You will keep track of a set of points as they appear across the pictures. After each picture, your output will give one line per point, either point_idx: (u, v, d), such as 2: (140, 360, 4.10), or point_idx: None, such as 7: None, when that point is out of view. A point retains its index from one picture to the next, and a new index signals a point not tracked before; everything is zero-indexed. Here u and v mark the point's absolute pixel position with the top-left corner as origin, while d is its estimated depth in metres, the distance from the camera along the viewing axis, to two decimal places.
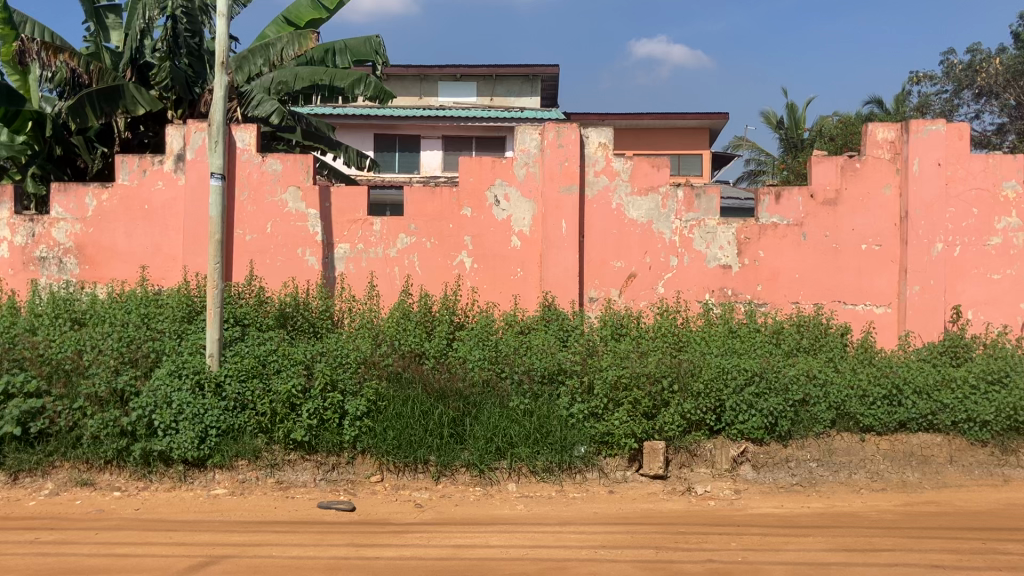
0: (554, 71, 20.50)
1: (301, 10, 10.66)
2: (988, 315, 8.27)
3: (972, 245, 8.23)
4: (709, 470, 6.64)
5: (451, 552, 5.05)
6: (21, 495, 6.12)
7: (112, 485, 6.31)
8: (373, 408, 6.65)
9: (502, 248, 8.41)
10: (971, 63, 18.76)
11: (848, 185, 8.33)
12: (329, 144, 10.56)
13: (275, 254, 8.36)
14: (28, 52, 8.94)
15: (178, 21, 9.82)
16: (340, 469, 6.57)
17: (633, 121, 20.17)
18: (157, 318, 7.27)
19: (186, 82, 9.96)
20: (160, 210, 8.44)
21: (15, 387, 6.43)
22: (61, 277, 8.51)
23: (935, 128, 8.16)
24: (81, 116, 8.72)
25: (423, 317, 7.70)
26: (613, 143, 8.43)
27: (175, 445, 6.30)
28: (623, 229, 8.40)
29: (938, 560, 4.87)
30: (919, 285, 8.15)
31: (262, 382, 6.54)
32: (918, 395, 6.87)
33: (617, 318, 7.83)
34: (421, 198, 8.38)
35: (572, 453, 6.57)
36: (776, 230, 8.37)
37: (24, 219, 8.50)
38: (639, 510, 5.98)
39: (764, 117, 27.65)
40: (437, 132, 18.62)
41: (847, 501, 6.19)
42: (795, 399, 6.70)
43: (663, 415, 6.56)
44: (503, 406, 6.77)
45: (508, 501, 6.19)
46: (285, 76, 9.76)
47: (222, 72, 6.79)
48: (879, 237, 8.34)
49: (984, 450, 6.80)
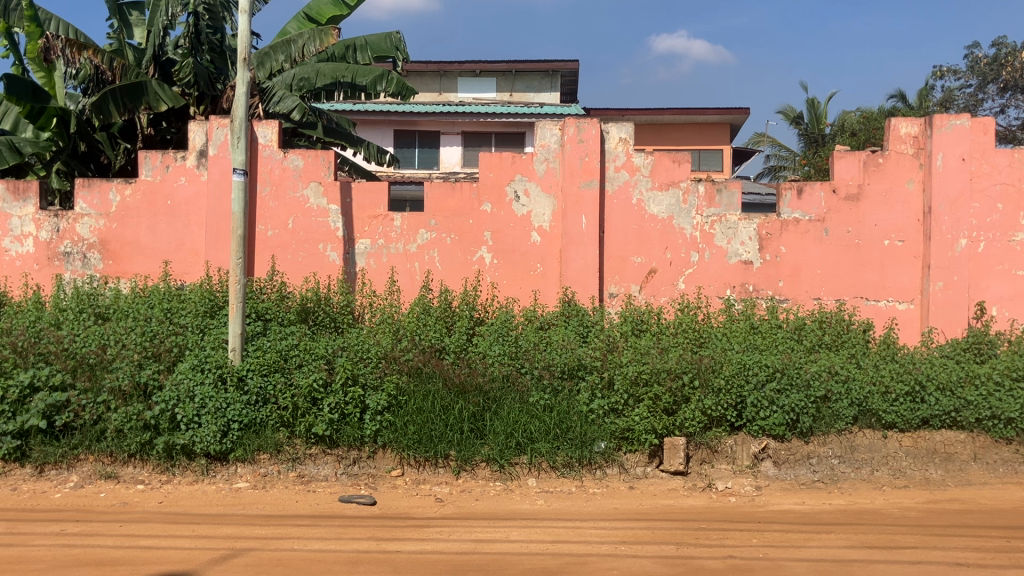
0: (573, 67, 20.50)
1: (323, 7, 10.71)
2: (1013, 312, 8.18)
3: (996, 240, 8.15)
4: (730, 467, 6.62)
5: (472, 546, 5.06)
6: (46, 488, 6.20)
7: (135, 478, 6.37)
8: (393, 403, 6.66)
9: (523, 244, 8.42)
10: (996, 56, 18.59)
11: (870, 180, 8.26)
12: (349, 139, 10.57)
13: (296, 250, 8.43)
14: (53, 49, 9.06)
15: (200, 17, 9.93)
16: (361, 463, 6.61)
17: (652, 117, 20.12)
18: (180, 313, 7.38)
19: (208, 79, 10.10)
20: (183, 206, 8.51)
21: (41, 381, 6.50)
22: (84, 272, 8.60)
23: (960, 122, 8.06)
24: (104, 112, 8.79)
25: (443, 312, 7.75)
26: (633, 138, 8.40)
27: (198, 439, 6.34)
28: (644, 225, 8.37)
29: (962, 558, 4.84)
30: (942, 282, 8.08)
31: (284, 376, 6.59)
32: (941, 392, 6.81)
33: (637, 313, 7.80)
34: (442, 193, 8.41)
35: (592, 449, 6.57)
36: (797, 225, 8.31)
37: (49, 215, 8.60)
38: (661, 506, 5.96)
39: (785, 113, 27.56)
40: (456, 128, 18.64)
41: (869, 497, 6.15)
42: (817, 396, 6.64)
43: (683, 412, 6.53)
44: (523, 402, 6.75)
45: (528, 496, 6.20)
46: (307, 72, 9.87)
47: (245, 68, 6.78)
48: (902, 233, 8.27)
49: (1009, 448, 6.73)
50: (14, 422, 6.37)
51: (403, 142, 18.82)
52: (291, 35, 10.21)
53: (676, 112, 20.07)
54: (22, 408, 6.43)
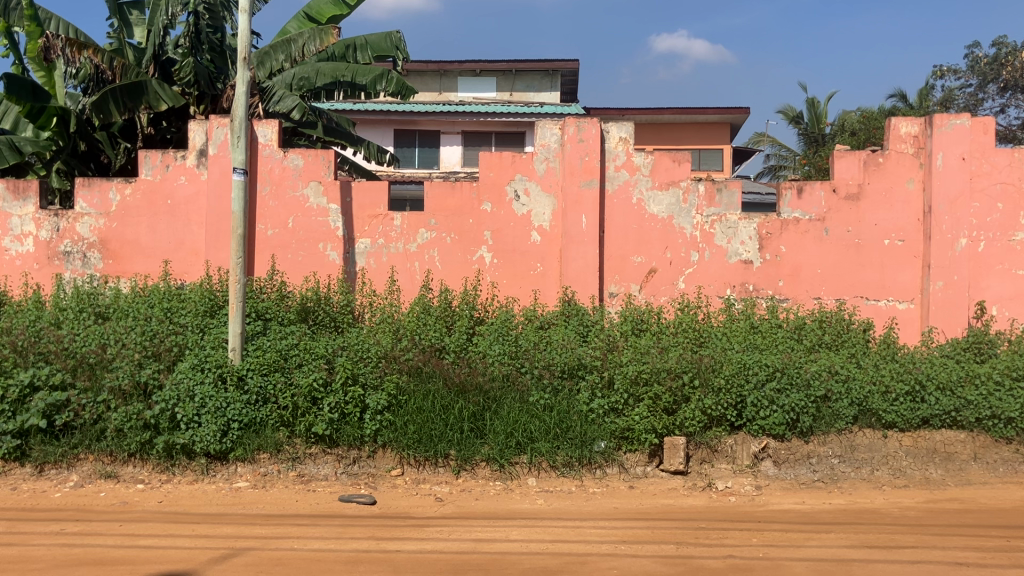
0: (573, 67, 20.49)
1: (323, 7, 10.71)
2: (1013, 311, 8.18)
3: (996, 240, 8.15)
4: (730, 466, 6.62)
5: (472, 546, 5.07)
6: (46, 487, 6.19)
7: (135, 478, 6.37)
8: (393, 402, 6.66)
9: (523, 243, 8.42)
10: (996, 56, 18.58)
11: (871, 180, 8.26)
12: (349, 139, 10.57)
13: (296, 249, 8.43)
14: (53, 49, 9.06)
15: (200, 17, 9.93)
16: (361, 462, 6.61)
17: (652, 116, 20.12)
18: (180, 312, 7.38)
19: (208, 78, 10.10)
20: (183, 206, 8.51)
21: (40, 380, 6.50)
22: (85, 272, 8.60)
23: (960, 122, 8.06)
24: (104, 112, 8.79)
25: (443, 312, 7.75)
26: (633, 138, 8.40)
27: (198, 438, 6.34)
28: (643, 224, 8.37)
29: (962, 558, 4.83)
30: (942, 281, 8.08)
31: (284, 375, 6.59)
32: (941, 391, 6.81)
33: (637, 313, 7.80)
34: (442, 193, 8.40)
35: (592, 448, 6.56)
36: (797, 225, 8.31)
37: (49, 214, 8.60)
38: (661, 506, 5.96)
39: (784, 112, 27.57)
40: (456, 128, 18.64)
41: (869, 497, 6.14)
42: (817, 395, 6.64)
43: (683, 411, 6.53)
44: (523, 402, 6.74)
45: (528, 496, 6.20)
46: (307, 72, 9.87)
47: (245, 68, 6.78)
48: (902, 233, 8.27)
49: (1009, 447, 6.72)
50: (14, 422, 6.37)
51: (403, 142, 18.83)
52: (291, 35, 10.22)
53: (676, 112, 20.07)
54: (22, 408, 6.44)
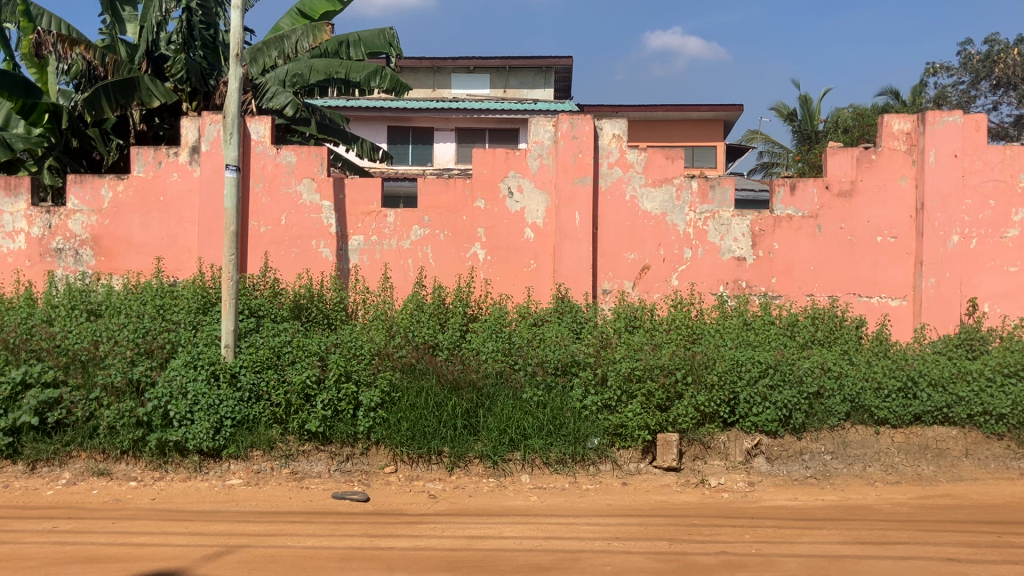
0: (567, 63, 20.49)
1: (317, 3, 10.68)
2: (1005, 308, 8.21)
3: (989, 236, 8.17)
4: (723, 463, 6.64)
5: (465, 543, 5.06)
6: (38, 485, 6.18)
7: (128, 475, 6.37)
8: (386, 399, 6.66)
9: (516, 240, 8.42)
10: (988, 54, 18.66)
11: (863, 177, 8.28)
12: (343, 135, 10.53)
13: (289, 246, 8.40)
14: (45, 44, 9.12)
15: (193, 13, 9.97)
16: (354, 459, 6.59)
17: (647, 113, 20.12)
18: (173, 309, 7.34)
19: (200, 75, 9.96)
20: (175, 201, 8.48)
21: (32, 377, 6.47)
22: (77, 269, 8.58)
23: (952, 119, 8.11)
24: (95, 108, 8.75)
25: (436, 309, 7.73)
26: (626, 135, 8.41)
27: (190, 436, 6.32)
28: (637, 221, 8.38)
29: (953, 553, 4.87)
30: (935, 278, 8.10)
31: (276, 373, 6.59)
32: (933, 388, 6.81)
33: (630, 309, 7.80)
34: (435, 190, 8.39)
35: (586, 445, 6.56)
36: (790, 221, 8.32)
37: (41, 211, 8.56)
38: (653, 502, 5.98)
39: (777, 109, 27.65)
40: (451, 124, 18.69)
41: (861, 493, 6.18)
42: (809, 391, 6.66)
43: (677, 408, 6.53)
44: (516, 398, 6.75)
45: (522, 493, 6.21)
46: (300, 69, 9.86)
47: (239, 64, 6.73)
48: (894, 230, 8.29)
49: (1000, 444, 6.73)
50: (5, 419, 6.34)
51: (397, 138, 18.86)
52: (284, 31, 10.22)
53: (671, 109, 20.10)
54: (14, 406, 6.42)
